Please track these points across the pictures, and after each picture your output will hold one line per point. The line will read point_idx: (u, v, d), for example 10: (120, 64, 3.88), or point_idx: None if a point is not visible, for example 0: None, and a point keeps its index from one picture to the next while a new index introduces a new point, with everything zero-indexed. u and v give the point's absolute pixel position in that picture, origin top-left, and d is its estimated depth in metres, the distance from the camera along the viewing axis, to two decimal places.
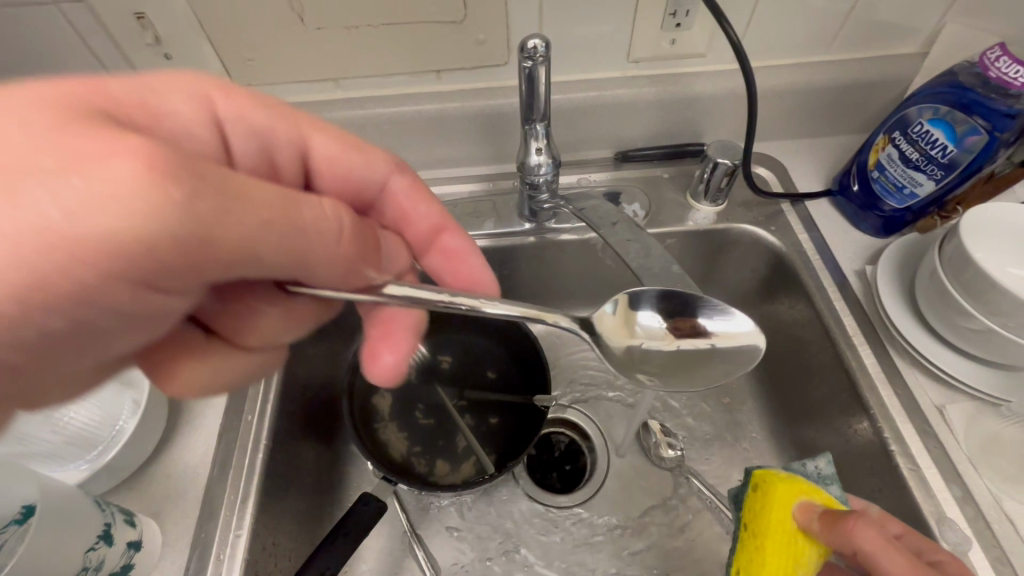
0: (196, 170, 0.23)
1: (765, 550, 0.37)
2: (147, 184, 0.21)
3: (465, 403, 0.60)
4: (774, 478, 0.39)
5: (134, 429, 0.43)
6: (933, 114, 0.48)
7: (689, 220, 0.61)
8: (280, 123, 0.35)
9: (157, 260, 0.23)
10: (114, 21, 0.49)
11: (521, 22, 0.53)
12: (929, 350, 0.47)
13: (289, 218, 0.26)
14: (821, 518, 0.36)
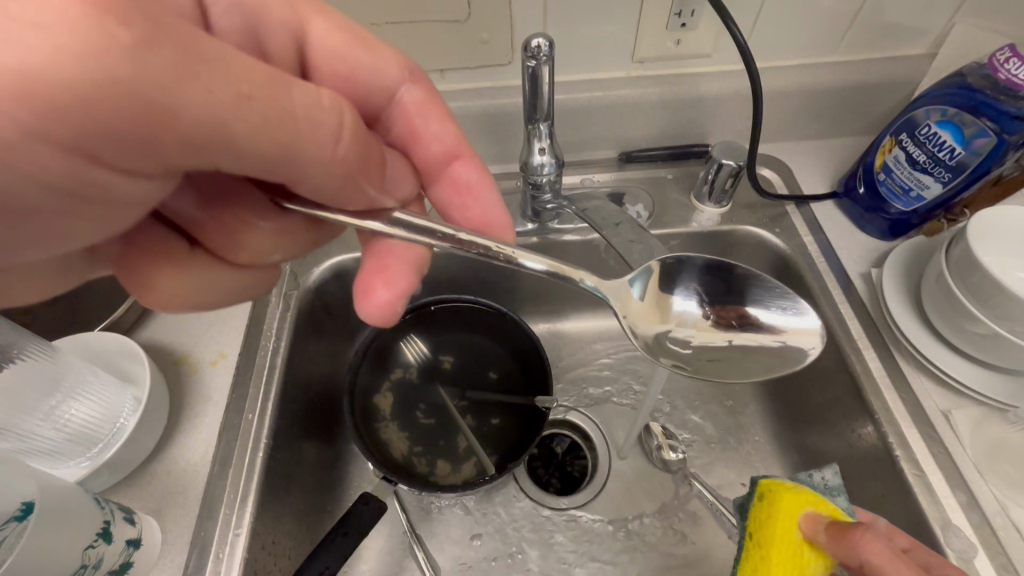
0: (155, 28, 0.21)
1: (770, 561, 0.36)
2: (91, 26, 0.20)
3: (466, 403, 0.60)
4: (780, 488, 0.38)
5: (135, 427, 0.43)
6: (941, 116, 0.47)
7: (693, 221, 0.60)
8: (285, 15, 0.34)
9: (118, 134, 0.22)
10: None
11: (525, 21, 0.53)
12: (935, 355, 0.47)
13: (275, 100, 0.25)
14: (829, 530, 0.35)
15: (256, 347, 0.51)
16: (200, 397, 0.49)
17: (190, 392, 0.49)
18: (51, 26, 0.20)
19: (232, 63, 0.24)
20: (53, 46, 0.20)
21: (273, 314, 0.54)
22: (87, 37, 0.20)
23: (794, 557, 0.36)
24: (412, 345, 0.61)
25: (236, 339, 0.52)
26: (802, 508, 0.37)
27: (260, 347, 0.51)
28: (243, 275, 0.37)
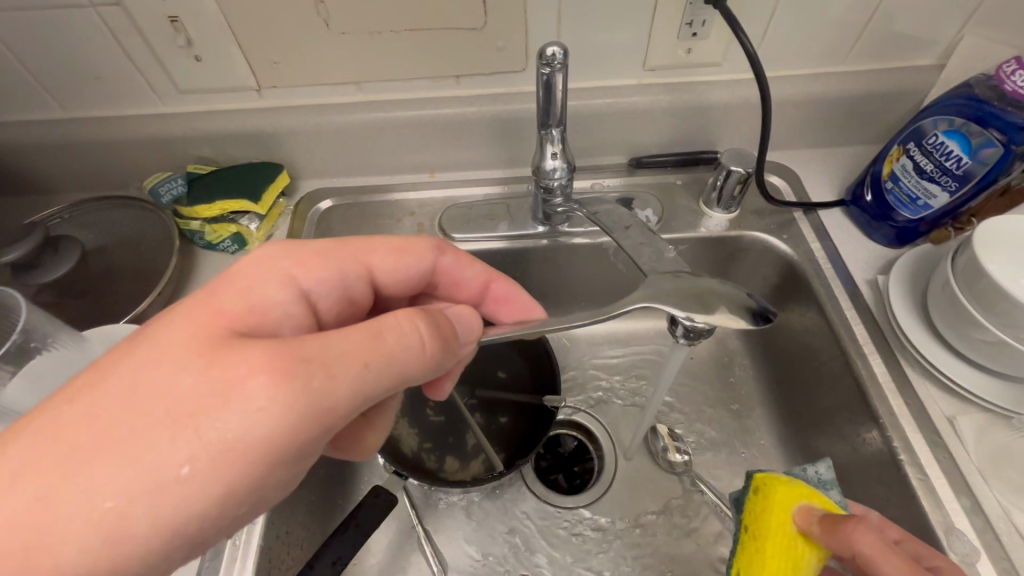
0: (298, 348, 0.28)
1: (766, 553, 0.38)
2: (265, 376, 0.27)
3: (475, 401, 0.61)
4: (775, 481, 0.40)
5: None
6: (949, 125, 0.48)
7: (701, 227, 0.61)
8: (340, 258, 0.38)
9: (290, 443, 0.28)
10: (148, 23, 0.51)
11: (540, 29, 0.54)
12: (940, 361, 0.47)
13: (379, 349, 0.30)
14: (821, 522, 0.36)
15: None
16: None
17: None
18: (239, 385, 0.26)
19: (346, 338, 0.29)
20: (239, 413, 0.26)
21: None
22: (266, 391, 0.26)
23: (788, 549, 0.37)
24: None
25: None
26: (796, 501, 0.38)
27: None
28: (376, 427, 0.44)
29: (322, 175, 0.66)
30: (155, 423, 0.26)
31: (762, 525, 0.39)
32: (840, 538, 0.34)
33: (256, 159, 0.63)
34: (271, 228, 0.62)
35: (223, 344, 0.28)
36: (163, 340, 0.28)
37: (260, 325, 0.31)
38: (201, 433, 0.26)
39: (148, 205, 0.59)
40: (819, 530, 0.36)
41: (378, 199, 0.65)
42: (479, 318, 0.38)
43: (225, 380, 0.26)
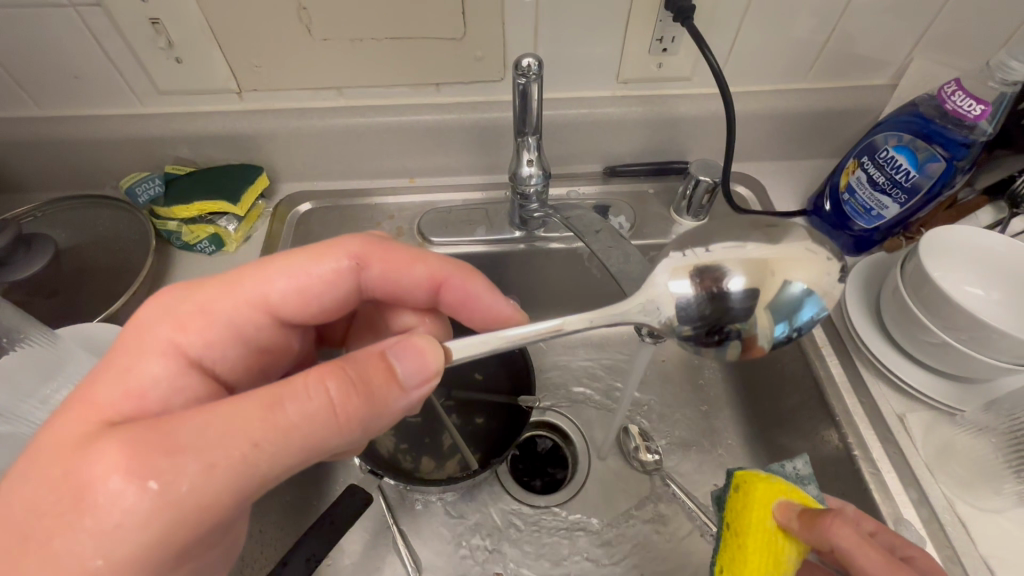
0: (168, 437, 0.28)
1: (749, 548, 0.38)
2: (145, 462, 0.28)
3: (452, 402, 0.62)
4: (755, 478, 0.41)
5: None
6: (898, 141, 0.51)
7: (671, 233, 0.63)
8: (225, 309, 0.38)
9: (182, 525, 0.29)
10: (130, 25, 0.52)
11: (518, 41, 0.56)
12: (891, 362, 0.50)
13: (270, 419, 0.29)
14: (800, 517, 0.38)
15: None
16: None
17: None
18: (100, 486, 0.28)
19: (224, 418, 0.29)
20: (104, 511, 0.27)
21: None
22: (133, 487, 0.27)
23: (768, 545, 0.38)
24: None
25: None
26: (776, 496, 0.40)
27: None
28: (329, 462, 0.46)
29: (303, 178, 0.67)
30: (35, 523, 0.28)
31: (744, 521, 0.39)
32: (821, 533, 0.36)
33: (234, 161, 0.63)
34: (250, 230, 0.62)
35: (93, 439, 0.29)
36: (61, 434, 0.30)
37: (141, 409, 0.32)
38: (74, 530, 0.28)
39: (124, 205, 0.59)
40: (803, 528, 0.37)
41: (357, 202, 0.66)
42: (435, 353, 0.33)
43: (103, 473, 0.28)
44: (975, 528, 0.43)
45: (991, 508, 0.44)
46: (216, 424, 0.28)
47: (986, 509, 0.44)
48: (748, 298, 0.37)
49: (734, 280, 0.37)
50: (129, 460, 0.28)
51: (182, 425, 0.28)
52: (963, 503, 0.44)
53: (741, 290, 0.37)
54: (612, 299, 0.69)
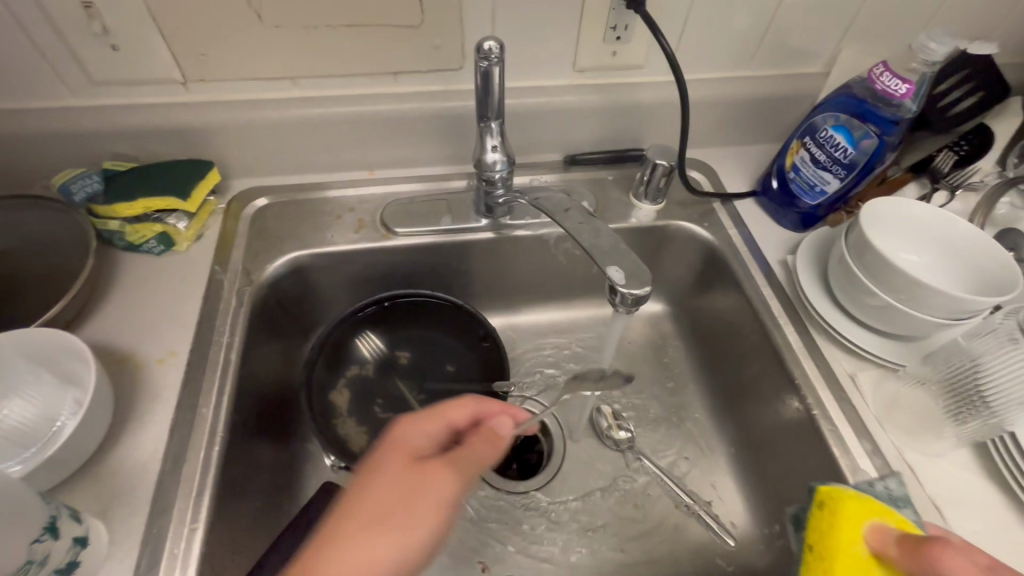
0: (413, 501, 0.35)
1: (832, 568, 0.38)
2: (415, 512, 0.34)
3: (424, 396, 0.62)
4: (842, 497, 0.40)
5: (76, 427, 0.40)
6: (835, 121, 0.55)
7: (632, 217, 0.65)
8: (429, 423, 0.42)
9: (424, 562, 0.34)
10: (59, 8, 0.48)
11: (476, 29, 0.56)
12: (840, 325, 0.53)
13: (455, 500, 0.36)
14: (898, 542, 0.36)
15: (208, 344, 0.50)
16: (144, 395, 0.47)
17: (133, 390, 0.47)
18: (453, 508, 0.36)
19: (434, 491, 0.36)
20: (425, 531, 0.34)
21: (225, 310, 0.53)
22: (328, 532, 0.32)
23: (855, 567, 0.37)
24: (367, 340, 0.63)
25: (185, 337, 0.51)
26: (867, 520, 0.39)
27: (212, 343, 0.50)
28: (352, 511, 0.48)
29: (256, 174, 0.64)
30: (387, 543, 0.33)
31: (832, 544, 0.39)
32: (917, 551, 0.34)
33: (181, 156, 0.60)
34: (202, 227, 0.59)
35: (416, 466, 0.37)
36: (382, 484, 0.36)
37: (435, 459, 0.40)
38: (409, 533, 0.33)
39: (58, 203, 0.54)
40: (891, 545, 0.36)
41: (316, 197, 0.64)
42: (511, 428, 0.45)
43: (416, 492, 0.35)
44: (921, 471, 0.47)
45: (934, 452, 0.48)
46: (424, 516, 0.34)
47: (929, 453, 0.48)
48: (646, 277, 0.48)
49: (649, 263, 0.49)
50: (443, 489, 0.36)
51: (417, 497, 0.35)
52: (910, 449, 0.48)
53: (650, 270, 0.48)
54: (578, 284, 0.70)
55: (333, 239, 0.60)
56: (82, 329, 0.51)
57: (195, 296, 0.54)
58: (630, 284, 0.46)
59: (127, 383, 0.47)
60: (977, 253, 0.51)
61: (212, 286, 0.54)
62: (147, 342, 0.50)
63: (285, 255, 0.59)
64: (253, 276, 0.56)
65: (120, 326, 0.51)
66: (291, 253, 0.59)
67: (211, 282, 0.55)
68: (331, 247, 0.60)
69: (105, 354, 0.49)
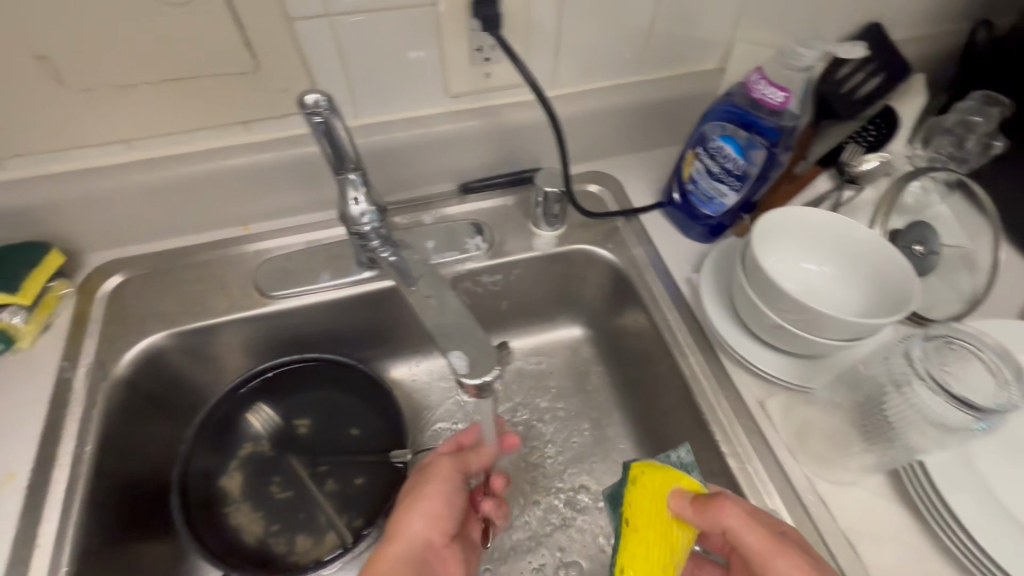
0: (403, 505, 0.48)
1: (644, 542, 0.41)
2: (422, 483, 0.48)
3: (326, 467, 0.56)
4: (647, 469, 0.43)
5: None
6: (723, 132, 0.51)
7: (532, 247, 0.61)
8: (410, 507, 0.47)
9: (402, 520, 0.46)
10: None
11: (323, 67, 0.51)
12: (748, 351, 0.50)
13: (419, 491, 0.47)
14: (693, 503, 0.40)
15: (54, 459, 0.45)
16: None
17: None
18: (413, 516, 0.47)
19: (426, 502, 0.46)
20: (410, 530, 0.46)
21: (76, 415, 0.47)
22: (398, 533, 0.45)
23: (665, 534, 0.41)
24: (260, 412, 0.57)
25: (27, 453, 0.45)
26: (669, 488, 0.41)
27: (58, 457, 0.45)
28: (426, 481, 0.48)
29: (113, 246, 0.58)
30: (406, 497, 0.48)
31: (642, 543, 0.41)
32: (712, 517, 0.38)
33: (17, 240, 0.53)
34: (48, 317, 0.53)
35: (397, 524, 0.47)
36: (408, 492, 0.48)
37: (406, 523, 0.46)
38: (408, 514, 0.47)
39: None
40: (694, 511, 0.39)
41: (183, 264, 0.58)
42: (434, 489, 0.47)
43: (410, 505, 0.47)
44: (835, 504, 0.44)
45: (847, 481, 0.45)
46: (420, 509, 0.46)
47: (843, 483, 0.45)
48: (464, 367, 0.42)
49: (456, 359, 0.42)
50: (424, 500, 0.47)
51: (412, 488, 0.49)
52: (822, 481, 0.45)
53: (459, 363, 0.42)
54: (487, 318, 0.66)
55: (202, 312, 0.55)
56: None
57: (44, 402, 0.48)
58: (473, 372, 0.41)
59: None
60: (873, 260, 0.48)
61: (60, 388, 0.48)
62: None
63: (147, 337, 0.53)
64: (108, 368, 0.50)
65: None
66: (153, 334, 0.53)
67: (57, 383, 0.49)
68: (200, 320, 0.54)
69: None
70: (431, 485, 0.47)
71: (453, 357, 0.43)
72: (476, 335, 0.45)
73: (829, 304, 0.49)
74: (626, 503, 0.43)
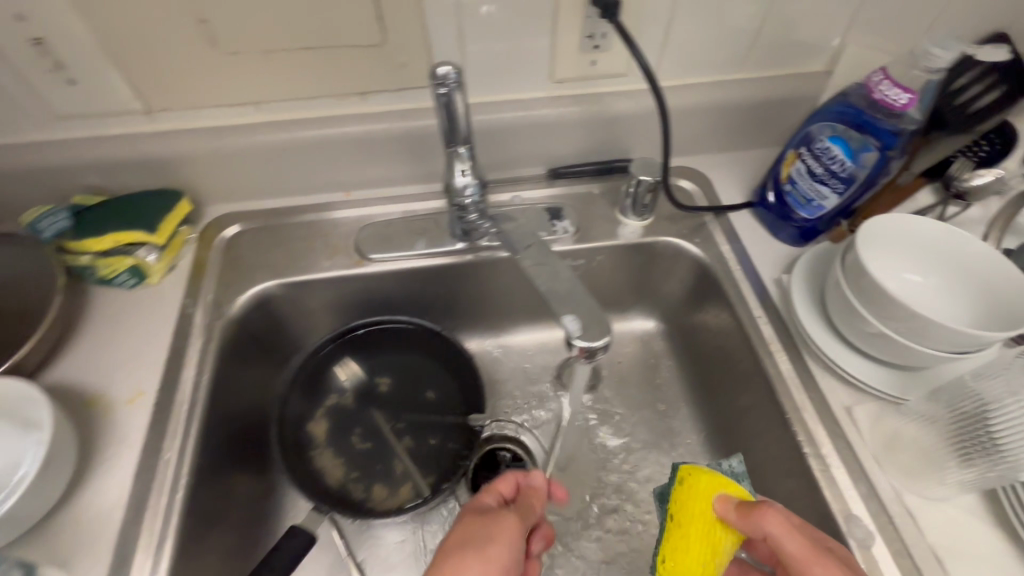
0: (445, 553, 0.38)
1: (690, 539, 0.42)
2: (486, 527, 0.40)
3: (404, 424, 0.59)
4: (700, 472, 0.44)
5: (24, 491, 0.39)
6: (833, 132, 0.51)
7: (618, 235, 0.62)
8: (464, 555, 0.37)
9: None
10: (29, 57, 0.48)
11: (442, 44, 0.53)
12: (838, 356, 0.50)
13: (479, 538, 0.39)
14: (737, 509, 0.41)
15: (177, 383, 0.50)
16: (114, 439, 0.47)
17: (105, 435, 0.47)
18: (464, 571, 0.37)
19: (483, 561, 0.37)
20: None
21: (196, 346, 0.52)
22: None
23: (708, 535, 0.42)
24: (347, 367, 0.61)
25: (154, 375, 0.50)
26: (716, 493, 0.43)
27: (181, 381, 0.50)
28: (488, 526, 0.40)
29: (231, 200, 0.63)
30: (446, 551, 0.39)
31: (683, 540, 0.43)
32: (756, 520, 0.39)
33: (153, 186, 0.59)
34: (174, 259, 0.58)
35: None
36: (456, 536, 0.40)
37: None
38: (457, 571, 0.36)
39: (28, 242, 0.53)
40: (739, 515, 0.40)
41: (290, 222, 0.62)
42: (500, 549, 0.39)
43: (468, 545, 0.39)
44: (923, 518, 0.43)
45: (938, 497, 0.44)
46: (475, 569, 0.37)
47: (934, 498, 0.44)
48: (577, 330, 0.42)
49: (570, 321, 0.43)
50: (487, 553, 0.38)
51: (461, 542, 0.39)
52: (911, 493, 0.44)
53: (574, 326, 0.42)
54: None
55: (307, 267, 0.59)
56: (59, 369, 0.50)
57: (168, 332, 0.53)
58: (586, 337, 0.42)
59: (99, 427, 0.47)
60: (985, 277, 0.46)
61: (183, 321, 0.54)
62: (119, 381, 0.50)
63: (259, 284, 0.57)
64: (224, 309, 0.55)
65: (95, 368, 0.51)
66: (264, 282, 0.57)
67: (181, 317, 0.54)
68: (304, 274, 0.58)
69: (75, 396, 0.49)
70: (495, 543, 0.39)
71: (566, 320, 0.43)
72: (591, 302, 0.45)
73: (934, 314, 0.47)
74: (669, 503, 0.44)
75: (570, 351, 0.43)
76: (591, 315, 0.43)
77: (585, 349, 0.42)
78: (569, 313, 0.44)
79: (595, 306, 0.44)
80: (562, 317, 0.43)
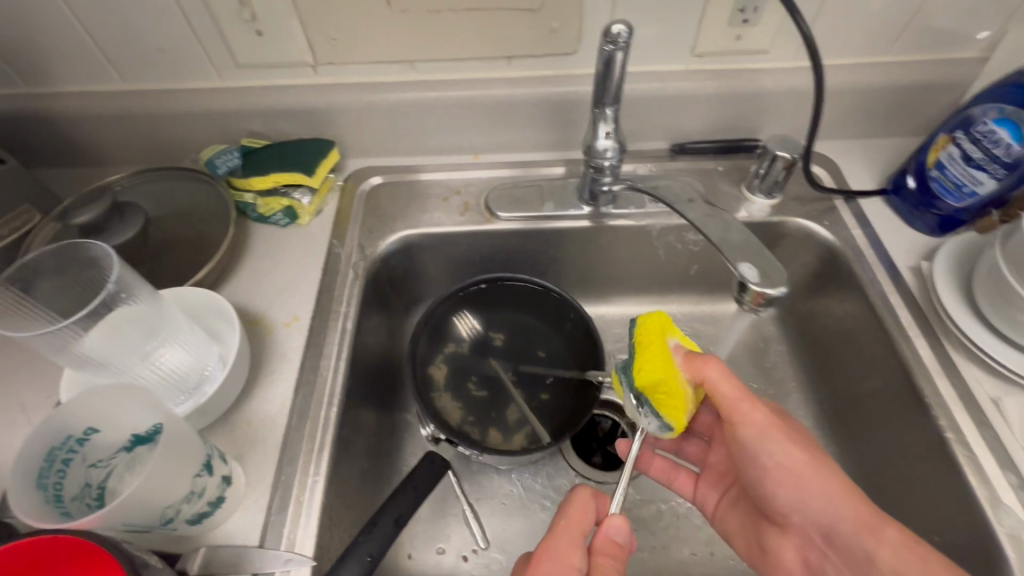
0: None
1: (652, 371, 0.43)
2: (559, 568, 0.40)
3: (517, 378, 0.62)
4: (651, 316, 0.45)
5: (219, 387, 0.45)
6: (1000, 114, 0.49)
7: (743, 211, 0.62)
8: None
9: None
10: (226, 7, 0.53)
11: (594, 11, 0.55)
12: (987, 345, 0.48)
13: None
14: (686, 355, 0.44)
15: (328, 312, 0.54)
16: (276, 356, 0.51)
17: (268, 351, 0.52)
18: None
19: None
20: None
21: (343, 282, 0.57)
22: None
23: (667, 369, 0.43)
24: (465, 318, 0.64)
25: (308, 304, 0.55)
26: (665, 337, 0.44)
27: (332, 312, 0.54)
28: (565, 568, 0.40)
29: (370, 155, 0.67)
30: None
31: (650, 369, 0.43)
32: (698, 366, 0.42)
33: (307, 135, 0.64)
34: (321, 203, 0.63)
35: None
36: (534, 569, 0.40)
37: None
38: None
39: (203, 176, 0.59)
40: (682, 362, 0.43)
41: (424, 179, 0.66)
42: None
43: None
44: None
45: None
46: None
47: None
48: (752, 278, 0.43)
49: (745, 269, 0.43)
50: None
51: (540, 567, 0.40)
52: None
53: (752, 274, 0.43)
54: (676, 279, 0.68)
55: (439, 220, 0.62)
56: (225, 291, 0.56)
57: (318, 268, 0.58)
58: (763, 283, 0.42)
59: (262, 344, 0.52)
60: None
61: (331, 258, 0.58)
62: (278, 306, 0.55)
63: (399, 232, 0.61)
64: (367, 252, 0.60)
65: (256, 293, 0.56)
66: (403, 231, 0.62)
67: (330, 255, 0.58)
68: (438, 227, 0.62)
69: (240, 315, 0.54)
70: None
71: (741, 267, 0.43)
72: (763, 254, 0.45)
73: None
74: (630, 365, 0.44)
75: (743, 296, 0.44)
76: (767, 265, 0.43)
77: (762, 296, 0.42)
78: (741, 260, 0.44)
79: (768, 256, 0.44)
80: (732, 263, 0.44)
